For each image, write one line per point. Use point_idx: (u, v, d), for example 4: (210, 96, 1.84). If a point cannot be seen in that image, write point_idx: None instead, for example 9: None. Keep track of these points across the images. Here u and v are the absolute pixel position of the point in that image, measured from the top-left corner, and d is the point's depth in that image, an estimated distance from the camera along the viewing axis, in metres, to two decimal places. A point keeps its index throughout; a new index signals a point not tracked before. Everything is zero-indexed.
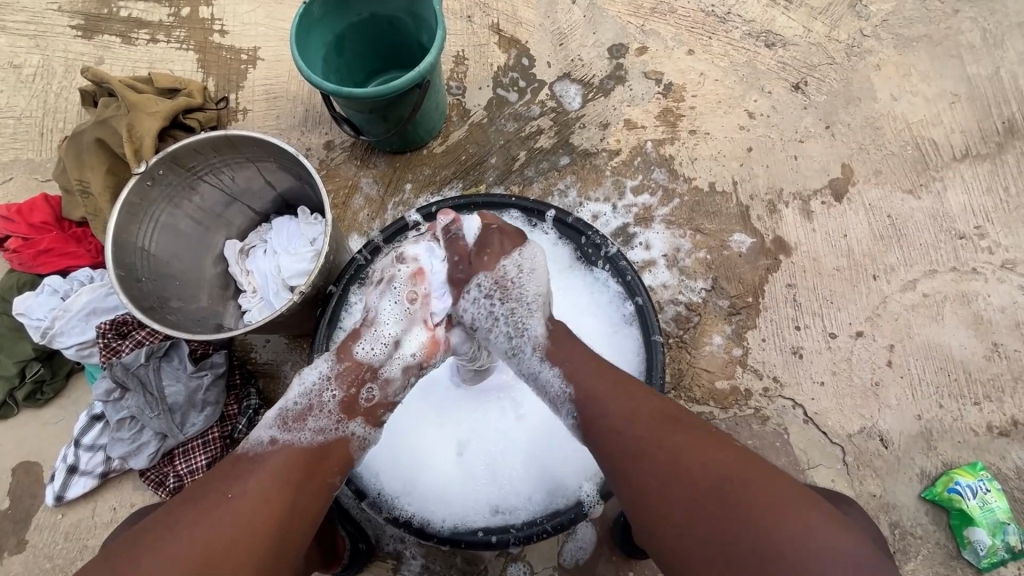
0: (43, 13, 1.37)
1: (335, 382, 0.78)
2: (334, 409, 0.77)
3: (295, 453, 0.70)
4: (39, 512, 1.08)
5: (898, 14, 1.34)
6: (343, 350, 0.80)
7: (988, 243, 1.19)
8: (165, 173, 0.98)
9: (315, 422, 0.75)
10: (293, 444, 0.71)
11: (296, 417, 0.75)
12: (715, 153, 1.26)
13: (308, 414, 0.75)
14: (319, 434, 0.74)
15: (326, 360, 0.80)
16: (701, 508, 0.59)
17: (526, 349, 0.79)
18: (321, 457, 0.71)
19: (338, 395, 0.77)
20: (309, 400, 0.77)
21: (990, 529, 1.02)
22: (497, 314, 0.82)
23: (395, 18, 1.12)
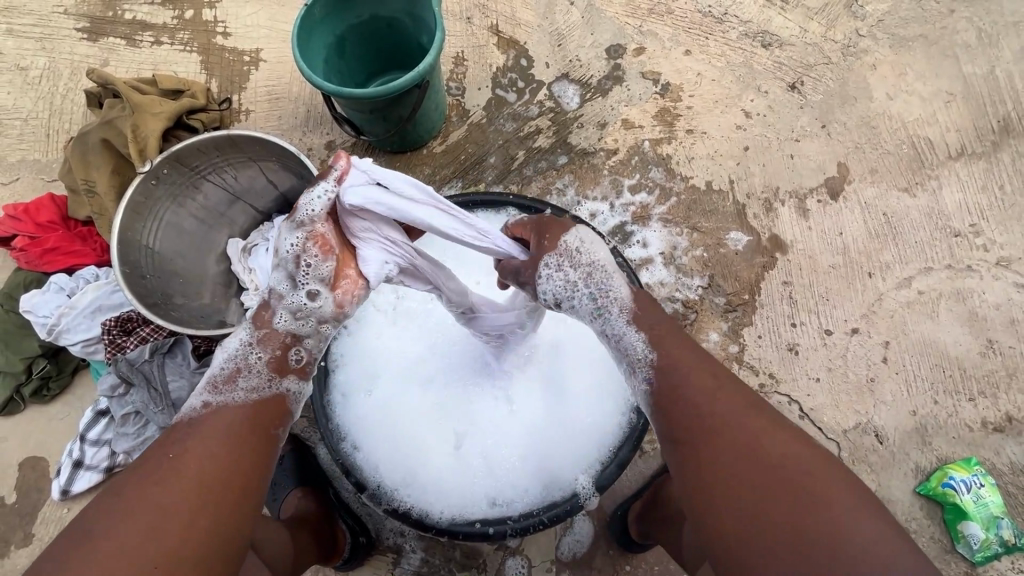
0: (49, 16, 1.39)
1: (257, 346, 0.71)
2: (263, 367, 0.70)
3: (233, 414, 0.65)
4: (45, 506, 1.10)
5: (894, 14, 1.35)
6: (260, 317, 0.72)
7: (983, 241, 1.20)
8: (169, 172, 1.00)
9: (246, 382, 0.68)
10: (226, 405, 0.66)
11: (225, 378, 0.68)
12: (712, 152, 1.27)
13: (237, 375, 0.68)
14: (253, 393, 0.68)
15: (248, 325, 0.73)
16: (761, 484, 0.58)
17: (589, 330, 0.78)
18: (262, 405, 0.68)
19: (264, 356, 0.71)
20: (233, 364, 0.69)
21: (984, 523, 1.03)
22: (579, 281, 0.76)
23: (395, 19, 1.14)
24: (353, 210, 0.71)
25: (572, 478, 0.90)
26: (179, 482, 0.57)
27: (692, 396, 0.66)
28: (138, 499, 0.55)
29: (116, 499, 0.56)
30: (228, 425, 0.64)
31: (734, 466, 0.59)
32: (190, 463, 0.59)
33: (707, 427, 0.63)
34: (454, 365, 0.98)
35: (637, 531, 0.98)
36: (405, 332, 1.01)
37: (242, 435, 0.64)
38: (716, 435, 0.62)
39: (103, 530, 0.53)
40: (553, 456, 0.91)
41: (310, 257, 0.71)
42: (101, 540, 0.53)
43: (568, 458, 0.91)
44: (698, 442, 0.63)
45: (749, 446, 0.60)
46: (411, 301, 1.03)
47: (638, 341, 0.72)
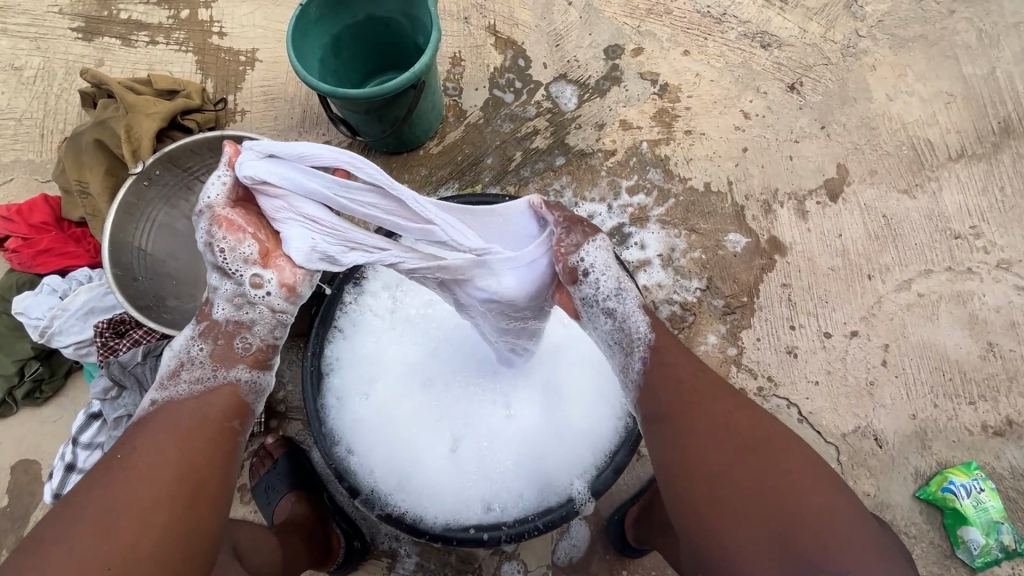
0: (44, 16, 1.39)
1: (200, 340, 0.70)
2: (208, 359, 0.69)
3: (177, 409, 0.65)
4: (37, 510, 1.09)
5: (894, 15, 1.34)
6: (203, 311, 0.71)
7: (984, 243, 1.19)
8: (161, 174, 1.00)
9: (190, 374, 0.68)
10: (170, 400, 0.66)
11: (171, 374, 0.68)
12: (711, 153, 1.26)
13: (181, 369, 0.68)
14: (197, 385, 0.67)
15: (192, 321, 0.72)
16: (740, 462, 0.60)
17: (597, 320, 0.75)
18: (206, 399, 0.66)
19: (207, 348, 0.69)
20: (178, 360, 0.69)
21: (984, 528, 1.02)
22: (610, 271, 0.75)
23: (391, 19, 1.13)
24: (256, 187, 0.66)
25: (568, 483, 0.89)
26: (131, 484, 0.57)
27: (689, 381, 0.68)
28: (92, 505, 0.56)
29: (70, 507, 0.56)
30: (171, 424, 0.63)
31: (721, 452, 0.61)
32: (139, 465, 0.58)
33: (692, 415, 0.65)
34: (452, 369, 0.97)
35: (634, 536, 0.97)
36: (402, 335, 1.00)
37: (194, 429, 0.63)
38: (703, 421, 0.64)
39: (59, 539, 0.54)
40: (549, 460, 0.91)
41: (223, 240, 0.66)
42: (56, 548, 0.53)
43: (565, 462, 0.90)
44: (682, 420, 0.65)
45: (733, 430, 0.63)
46: (409, 305, 1.02)
47: (643, 322, 0.74)
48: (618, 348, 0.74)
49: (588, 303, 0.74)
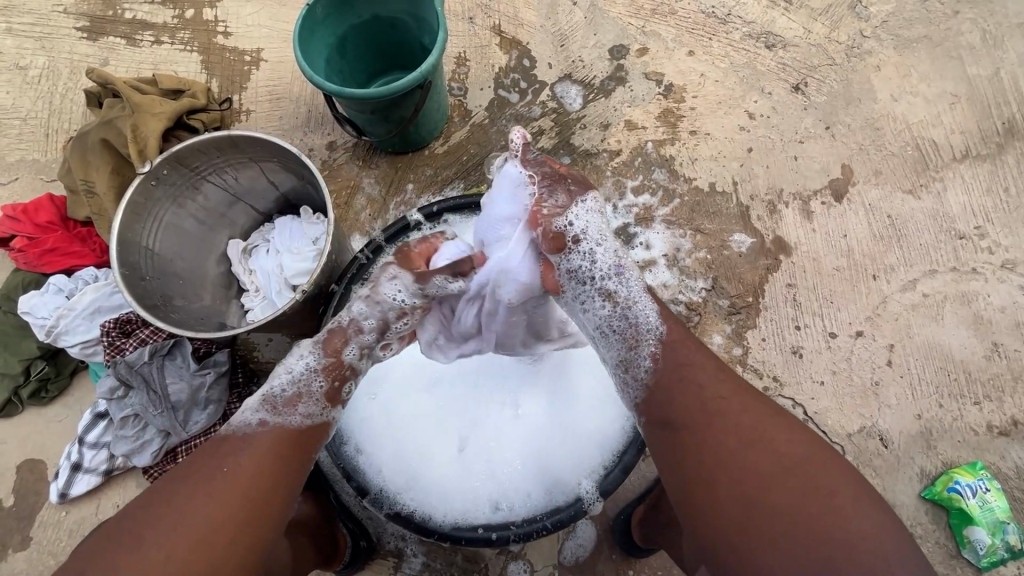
0: (49, 15, 1.39)
1: (321, 373, 0.76)
2: (322, 396, 0.75)
3: (286, 438, 0.70)
4: (43, 509, 1.09)
5: (899, 15, 1.34)
6: (332, 344, 0.78)
7: (988, 244, 1.20)
8: (169, 173, 0.99)
9: (305, 407, 0.73)
10: (284, 427, 0.70)
11: (285, 402, 0.73)
12: (716, 154, 1.26)
13: (297, 400, 0.73)
14: (308, 419, 0.73)
15: (315, 347, 0.78)
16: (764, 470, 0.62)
17: (592, 301, 0.79)
18: (312, 434, 0.73)
19: (325, 385, 0.76)
20: (295, 386, 0.74)
21: (990, 528, 1.02)
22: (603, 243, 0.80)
23: (397, 20, 1.13)
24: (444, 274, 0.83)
25: (575, 483, 0.89)
26: (230, 499, 0.62)
27: (710, 387, 0.69)
28: (191, 511, 0.61)
29: (168, 504, 0.61)
30: (270, 450, 0.68)
31: (745, 460, 0.63)
32: (240, 483, 0.64)
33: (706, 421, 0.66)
34: (459, 368, 0.97)
35: (640, 535, 0.97)
36: None
37: (292, 461, 0.69)
38: (717, 425, 0.66)
39: (157, 535, 0.59)
40: (558, 460, 0.91)
41: (399, 317, 0.82)
42: (154, 544, 0.59)
43: (573, 462, 0.91)
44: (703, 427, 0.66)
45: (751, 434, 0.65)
46: None
47: (652, 312, 0.77)
48: (621, 337, 0.76)
49: (581, 277, 0.79)
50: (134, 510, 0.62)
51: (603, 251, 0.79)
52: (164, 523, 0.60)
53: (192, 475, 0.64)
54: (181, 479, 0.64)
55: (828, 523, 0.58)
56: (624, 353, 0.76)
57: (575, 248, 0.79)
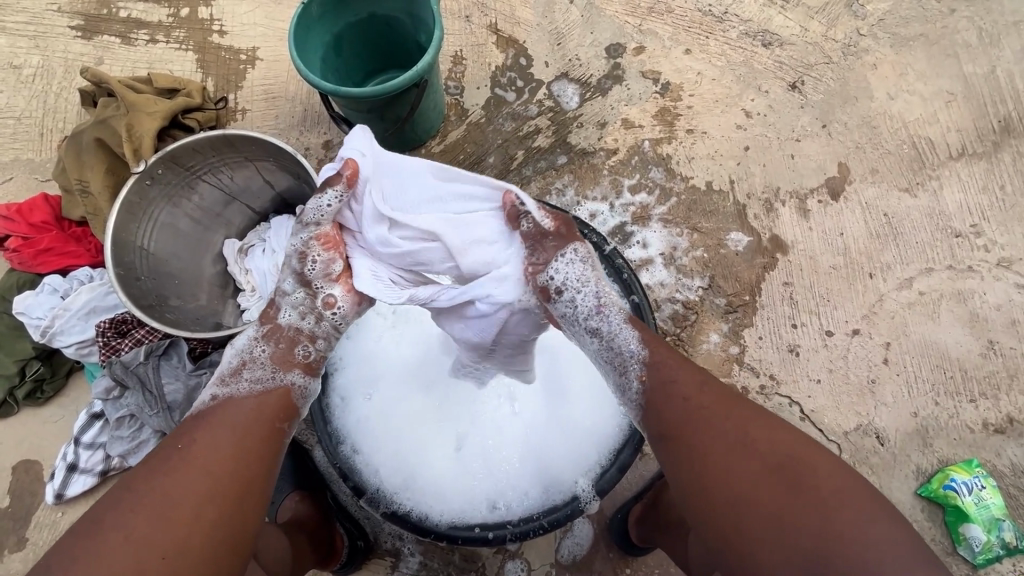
0: (43, 14, 1.38)
1: (264, 340, 0.73)
2: (268, 359, 0.71)
3: (238, 405, 0.67)
4: (39, 510, 1.08)
5: (895, 13, 1.34)
6: (266, 315, 0.74)
7: (984, 241, 1.20)
8: (163, 172, 0.99)
9: (250, 373, 0.70)
10: (231, 397, 0.68)
11: (231, 372, 0.71)
12: (712, 152, 1.26)
13: (242, 367, 0.70)
14: (256, 385, 0.69)
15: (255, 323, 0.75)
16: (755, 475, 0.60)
17: (582, 338, 0.73)
18: (263, 401, 0.68)
19: (269, 349, 0.72)
20: (239, 360, 0.72)
21: (986, 525, 1.02)
22: (587, 288, 0.73)
23: (393, 18, 1.13)
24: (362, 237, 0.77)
25: (572, 482, 0.89)
26: (190, 474, 0.60)
27: (692, 394, 0.66)
28: (149, 490, 0.58)
29: (127, 487, 0.59)
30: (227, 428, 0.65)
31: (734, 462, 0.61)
32: (197, 459, 0.61)
33: (699, 429, 0.64)
34: None
35: (638, 535, 0.98)
36: (405, 334, 0.99)
37: (250, 431, 0.66)
38: (705, 429, 0.64)
39: (114, 520, 0.56)
40: (554, 459, 0.91)
41: (317, 255, 0.74)
42: (112, 530, 0.56)
43: (569, 460, 0.91)
44: (689, 434, 0.64)
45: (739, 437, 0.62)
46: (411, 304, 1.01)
47: (629, 343, 0.71)
48: (610, 366, 0.72)
49: (570, 320, 0.73)
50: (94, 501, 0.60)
51: (586, 295, 0.72)
52: (122, 507, 0.57)
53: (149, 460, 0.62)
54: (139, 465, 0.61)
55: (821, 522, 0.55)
56: (616, 381, 0.72)
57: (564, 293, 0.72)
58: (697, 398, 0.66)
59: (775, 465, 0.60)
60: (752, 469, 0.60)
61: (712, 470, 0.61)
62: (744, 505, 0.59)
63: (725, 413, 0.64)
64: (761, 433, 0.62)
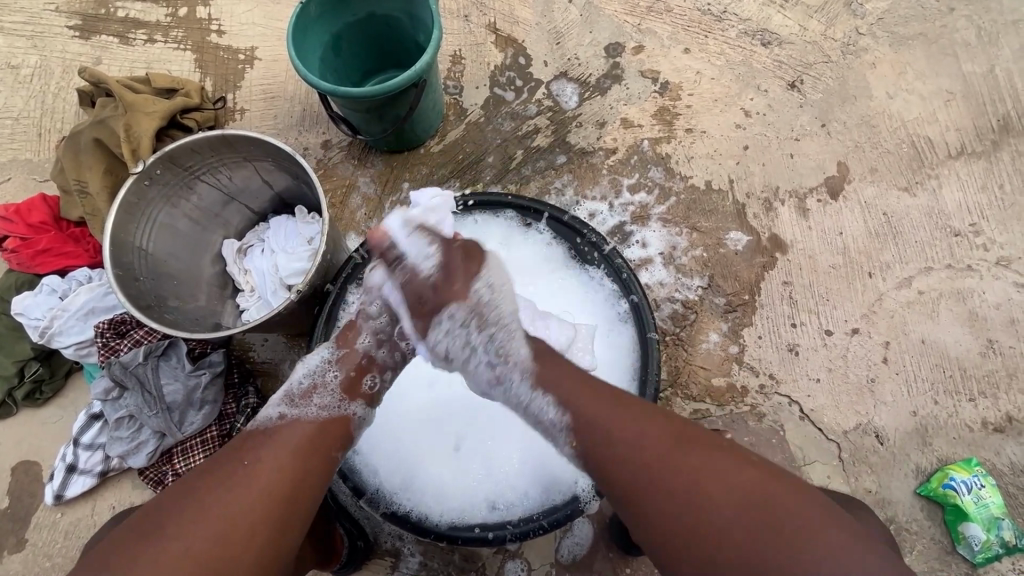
0: (41, 13, 1.37)
1: (335, 365, 0.81)
2: (336, 387, 0.78)
3: (304, 425, 0.72)
4: (38, 511, 1.08)
5: (894, 12, 1.34)
6: (343, 339, 0.83)
7: (983, 241, 1.20)
8: (162, 173, 0.99)
9: (320, 399, 0.77)
10: (301, 416, 0.73)
11: (302, 394, 0.77)
12: (711, 152, 1.26)
13: (313, 392, 0.77)
14: (323, 410, 0.75)
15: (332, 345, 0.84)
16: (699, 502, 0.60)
17: (514, 377, 0.77)
18: (326, 424, 0.73)
19: (339, 376, 0.80)
20: (313, 379, 0.79)
21: (985, 524, 1.03)
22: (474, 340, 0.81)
23: (391, 17, 1.12)
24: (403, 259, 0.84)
25: (572, 481, 0.88)
26: (250, 496, 0.61)
27: (626, 428, 0.67)
28: (209, 505, 0.60)
29: (189, 499, 0.61)
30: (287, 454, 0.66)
31: (679, 492, 0.61)
32: (260, 481, 0.63)
33: (642, 465, 0.64)
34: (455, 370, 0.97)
35: None
36: None
37: (309, 462, 0.68)
38: (645, 463, 0.64)
39: (179, 531, 0.58)
40: (554, 458, 0.91)
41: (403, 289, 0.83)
42: (174, 540, 0.57)
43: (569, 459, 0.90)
44: (630, 468, 0.65)
45: (680, 463, 0.63)
46: None
47: (550, 405, 0.72)
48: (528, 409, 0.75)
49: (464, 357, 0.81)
50: (153, 505, 0.61)
51: (509, 324, 0.81)
52: (188, 519, 0.59)
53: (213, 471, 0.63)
54: (203, 475, 0.63)
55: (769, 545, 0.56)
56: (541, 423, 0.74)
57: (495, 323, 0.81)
58: (636, 433, 0.66)
59: (724, 490, 0.60)
60: (703, 498, 0.60)
61: (662, 504, 0.62)
62: (692, 529, 0.60)
63: (662, 443, 0.65)
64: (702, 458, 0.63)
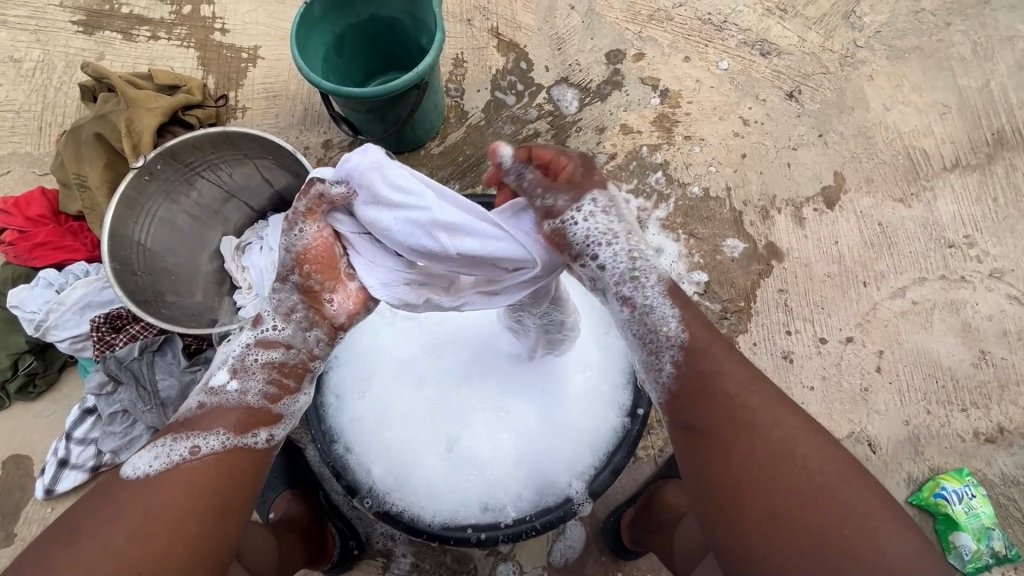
0: (44, 8, 1.38)
1: (257, 347, 0.68)
2: (261, 369, 0.67)
3: (224, 414, 0.64)
4: (28, 506, 1.08)
5: (891, 26, 1.36)
6: (259, 318, 0.69)
7: (977, 252, 1.21)
8: (163, 168, 0.99)
9: (241, 385, 0.66)
10: (220, 406, 0.64)
11: (220, 381, 0.66)
12: (709, 159, 1.27)
13: (230, 378, 0.66)
14: (250, 396, 0.66)
15: (250, 326, 0.69)
16: (780, 479, 0.57)
17: (648, 279, 0.67)
18: (256, 412, 0.65)
19: (263, 356, 0.67)
20: (231, 364, 0.67)
21: (976, 534, 1.03)
22: (620, 236, 0.67)
23: (394, 19, 1.13)
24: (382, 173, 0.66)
25: (566, 483, 0.90)
26: (167, 484, 0.59)
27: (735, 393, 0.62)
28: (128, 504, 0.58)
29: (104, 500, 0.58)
30: (219, 440, 0.62)
31: (765, 456, 0.58)
32: (182, 466, 0.60)
33: (735, 418, 0.60)
34: (450, 371, 0.97)
35: (629, 538, 0.99)
36: (401, 333, 1.00)
37: (252, 445, 0.64)
38: (743, 428, 0.59)
39: (94, 532, 0.55)
40: (548, 460, 0.91)
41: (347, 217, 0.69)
42: (90, 539, 0.55)
43: (563, 462, 0.91)
44: (724, 428, 0.60)
45: (774, 438, 0.59)
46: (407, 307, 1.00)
47: (674, 317, 0.66)
48: (642, 344, 0.67)
49: (597, 235, 0.66)
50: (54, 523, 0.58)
51: (615, 250, 0.66)
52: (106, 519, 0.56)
53: (127, 468, 0.61)
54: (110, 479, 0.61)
55: (847, 539, 0.53)
56: (645, 359, 0.67)
57: (589, 249, 0.66)
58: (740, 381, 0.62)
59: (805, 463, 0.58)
60: (786, 474, 0.57)
61: (751, 461, 0.58)
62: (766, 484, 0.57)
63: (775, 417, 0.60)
64: (808, 453, 0.58)
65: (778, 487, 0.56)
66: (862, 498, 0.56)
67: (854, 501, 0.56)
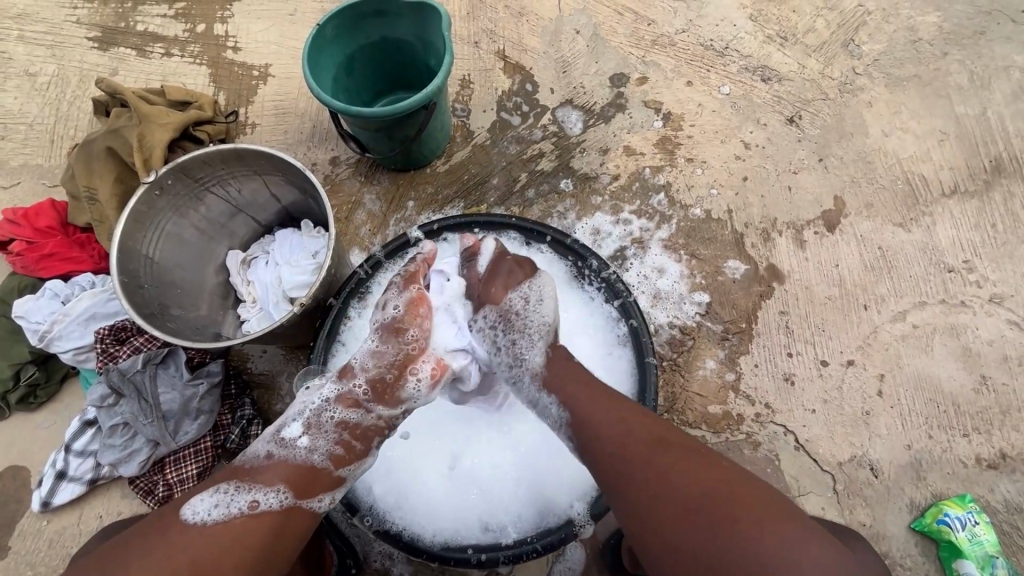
0: (61, 24, 1.41)
1: (333, 404, 0.81)
2: (331, 429, 0.79)
3: (287, 467, 0.74)
4: (23, 518, 1.07)
5: (889, 54, 1.39)
6: (344, 374, 0.84)
7: (976, 278, 1.22)
8: (173, 183, 1.00)
9: (312, 441, 0.78)
10: (286, 459, 0.75)
11: (291, 435, 0.78)
12: (711, 182, 1.29)
13: (304, 432, 0.78)
14: (315, 454, 0.77)
15: (334, 381, 0.84)
16: (673, 504, 0.62)
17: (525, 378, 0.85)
18: (316, 472, 0.75)
19: (336, 413, 0.81)
20: (307, 419, 0.79)
21: (979, 562, 1.02)
22: (501, 344, 0.89)
23: (404, 42, 1.16)
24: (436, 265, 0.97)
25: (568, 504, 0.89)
26: (220, 532, 0.66)
27: (616, 439, 0.70)
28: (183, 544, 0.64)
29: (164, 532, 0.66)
30: (277, 497, 0.71)
31: (656, 488, 0.64)
32: (240, 517, 0.67)
33: (621, 468, 0.67)
34: None
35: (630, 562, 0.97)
36: None
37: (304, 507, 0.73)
38: (624, 470, 0.67)
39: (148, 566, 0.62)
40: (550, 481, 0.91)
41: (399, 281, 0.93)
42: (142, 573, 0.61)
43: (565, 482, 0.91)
44: (616, 474, 0.68)
45: (659, 467, 0.65)
46: None
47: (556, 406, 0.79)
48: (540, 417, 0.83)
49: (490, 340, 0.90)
50: (120, 544, 0.66)
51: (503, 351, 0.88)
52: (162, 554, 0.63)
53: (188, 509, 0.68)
54: (171, 513, 0.68)
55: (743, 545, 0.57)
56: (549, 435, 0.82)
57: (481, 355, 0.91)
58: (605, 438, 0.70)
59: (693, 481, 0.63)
60: (678, 497, 0.62)
61: (644, 497, 0.64)
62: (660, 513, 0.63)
63: (659, 451, 0.67)
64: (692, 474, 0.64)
65: (668, 512, 0.62)
66: (754, 498, 0.61)
67: (740, 508, 0.59)
